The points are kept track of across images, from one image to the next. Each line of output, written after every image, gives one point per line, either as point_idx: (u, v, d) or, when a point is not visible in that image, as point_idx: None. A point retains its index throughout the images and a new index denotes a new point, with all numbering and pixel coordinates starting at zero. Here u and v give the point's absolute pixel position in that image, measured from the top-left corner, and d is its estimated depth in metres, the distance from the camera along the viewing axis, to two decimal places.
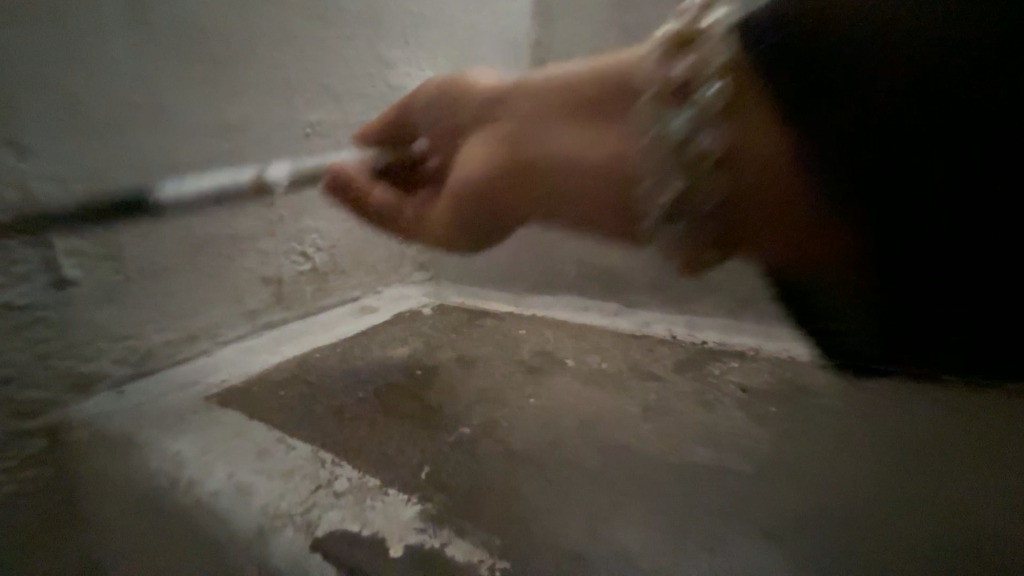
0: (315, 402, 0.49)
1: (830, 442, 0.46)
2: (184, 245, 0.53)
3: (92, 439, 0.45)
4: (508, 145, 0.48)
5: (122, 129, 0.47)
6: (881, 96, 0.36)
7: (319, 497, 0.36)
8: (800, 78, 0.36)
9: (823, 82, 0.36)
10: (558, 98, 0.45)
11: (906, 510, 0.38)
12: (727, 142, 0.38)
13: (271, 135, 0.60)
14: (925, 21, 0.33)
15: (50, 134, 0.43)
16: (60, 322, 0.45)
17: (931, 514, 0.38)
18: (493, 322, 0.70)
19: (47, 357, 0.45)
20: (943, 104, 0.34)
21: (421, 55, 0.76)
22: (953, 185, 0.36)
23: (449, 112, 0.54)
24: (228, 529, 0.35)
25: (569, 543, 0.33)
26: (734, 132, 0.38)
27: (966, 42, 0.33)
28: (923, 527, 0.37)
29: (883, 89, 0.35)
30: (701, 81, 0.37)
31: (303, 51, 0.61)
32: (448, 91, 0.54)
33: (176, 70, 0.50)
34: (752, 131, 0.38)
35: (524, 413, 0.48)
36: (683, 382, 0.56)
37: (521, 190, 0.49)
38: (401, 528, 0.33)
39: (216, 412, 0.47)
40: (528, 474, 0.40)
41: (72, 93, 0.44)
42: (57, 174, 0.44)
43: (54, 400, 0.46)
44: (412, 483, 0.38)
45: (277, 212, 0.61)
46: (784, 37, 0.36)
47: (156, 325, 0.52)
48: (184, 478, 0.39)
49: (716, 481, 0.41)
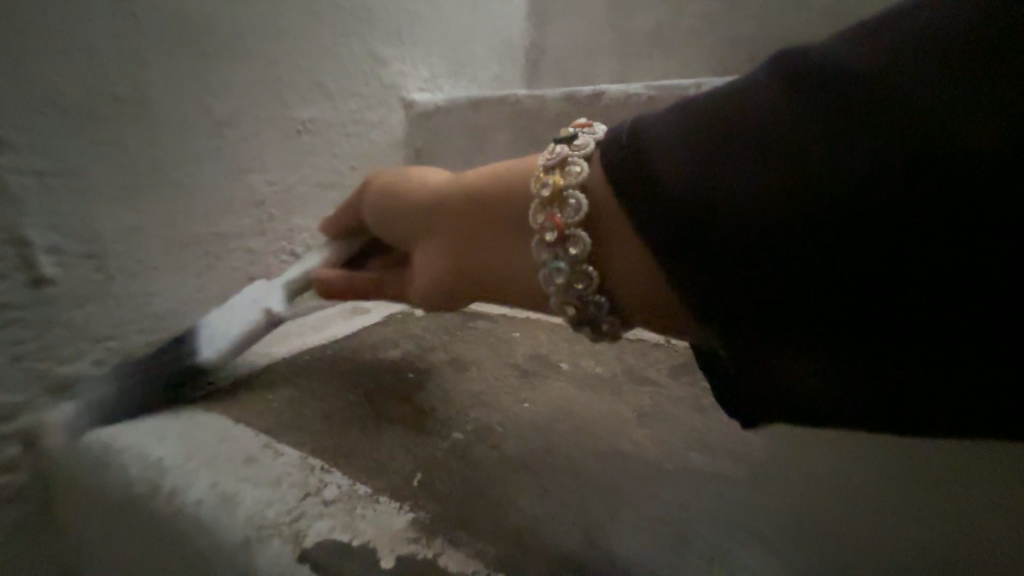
0: (304, 406, 0.47)
1: (824, 448, 0.46)
2: (169, 243, 0.52)
3: (71, 443, 0.43)
4: (457, 266, 0.43)
5: (103, 124, 0.45)
6: (785, 226, 0.27)
7: (308, 506, 0.35)
8: (680, 237, 0.29)
9: (739, 252, 0.28)
10: (489, 215, 0.42)
11: (901, 517, 0.38)
12: (609, 268, 0.34)
13: (261, 132, 0.58)
14: (817, 122, 0.27)
15: (28, 127, 0.41)
16: (37, 322, 0.44)
17: (925, 521, 0.38)
18: (487, 325, 0.69)
19: (22, 359, 0.43)
20: (863, 226, 0.25)
21: (416, 54, 0.75)
22: (962, 309, 0.25)
23: (395, 211, 0.49)
24: (212, 540, 0.34)
25: (566, 553, 0.33)
26: (617, 259, 0.34)
27: (882, 120, 0.25)
28: None
29: (790, 225, 0.27)
30: (568, 229, 0.35)
31: (296, 47, 0.60)
32: (388, 190, 0.51)
33: (163, 63, 0.49)
34: (629, 272, 0.34)
35: (519, 418, 0.47)
36: (677, 387, 0.55)
37: (467, 282, 0.43)
38: (393, 538, 0.32)
39: (200, 416, 0.45)
40: (522, 481, 0.39)
41: (52, 85, 0.42)
42: (36, 168, 0.42)
43: (29, 403, 0.44)
44: (404, 490, 0.37)
45: (266, 211, 0.60)
46: (645, 177, 0.31)
47: (138, 325, 0.51)
48: (166, 486, 0.37)
49: (712, 488, 0.40)
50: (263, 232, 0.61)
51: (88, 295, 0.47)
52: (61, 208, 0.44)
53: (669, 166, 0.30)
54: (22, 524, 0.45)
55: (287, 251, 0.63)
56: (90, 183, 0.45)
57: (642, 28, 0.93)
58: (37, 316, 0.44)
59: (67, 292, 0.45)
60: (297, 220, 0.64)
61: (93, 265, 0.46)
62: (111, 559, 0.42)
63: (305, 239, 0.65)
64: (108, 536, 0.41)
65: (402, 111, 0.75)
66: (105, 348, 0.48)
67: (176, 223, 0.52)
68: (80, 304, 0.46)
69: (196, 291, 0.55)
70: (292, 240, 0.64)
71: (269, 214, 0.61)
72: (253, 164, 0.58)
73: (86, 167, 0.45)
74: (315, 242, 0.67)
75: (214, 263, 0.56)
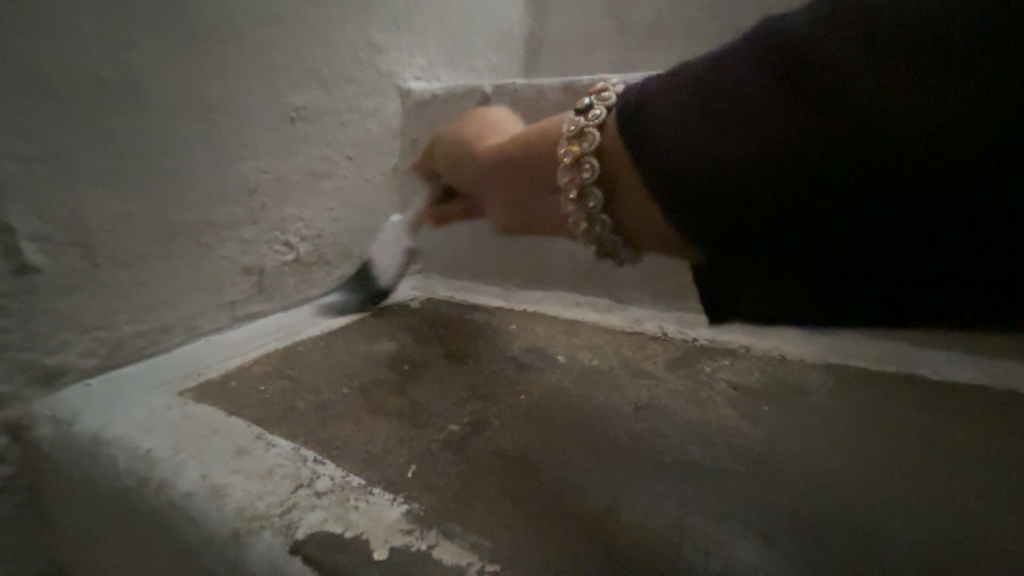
0: (297, 398, 0.47)
1: (820, 441, 0.46)
2: (158, 232, 0.50)
3: (57, 435, 0.43)
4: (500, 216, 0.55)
5: (88, 107, 0.44)
6: (753, 180, 0.35)
7: (299, 498, 0.34)
8: (684, 190, 0.37)
9: (730, 204, 0.36)
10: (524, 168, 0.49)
11: (897, 511, 0.38)
12: (624, 209, 0.42)
13: (254, 118, 0.57)
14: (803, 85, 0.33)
15: (10, 109, 0.40)
16: (21, 311, 0.43)
17: (922, 514, 0.38)
18: (484, 317, 0.69)
19: (6, 349, 0.42)
20: (818, 170, 0.34)
21: (413, 42, 0.74)
22: (903, 214, 0.33)
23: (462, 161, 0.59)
24: (204, 530, 0.33)
25: (561, 545, 0.32)
26: (628, 203, 0.41)
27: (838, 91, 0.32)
28: (914, 528, 0.36)
29: (754, 182, 0.35)
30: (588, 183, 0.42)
31: (290, 32, 0.58)
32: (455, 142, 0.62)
33: (151, 45, 0.47)
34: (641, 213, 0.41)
35: (515, 410, 0.47)
36: (674, 380, 0.55)
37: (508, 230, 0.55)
38: (386, 530, 0.32)
39: (191, 407, 0.44)
40: (519, 473, 0.39)
41: (35, 66, 0.41)
42: (19, 152, 0.41)
43: (14, 394, 0.43)
44: (398, 482, 0.37)
45: (259, 200, 0.59)
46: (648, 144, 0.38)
47: (127, 316, 0.50)
48: (156, 477, 0.37)
49: (709, 481, 0.40)
50: (256, 221, 0.60)
51: (75, 284, 0.45)
52: (46, 193, 0.43)
53: (659, 135, 0.37)
54: (9, 517, 0.44)
55: (281, 242, 0.62)
56: (76, 169, 0.44)
57: (643, 19, 0.91)
58: (22, 305, 0.43)
59: (52, 280, 0.44)
60: (291, 210, 0.63)
61: (79, 253, 0.45)
62: (100, 552, 0.41)
63: (299, 229, 0.64)
64: (97, 528, 0.41)
65: (399, 100, 0.73)
66: (93, 338, 0.47)
67: (165, 211, 0.51)
68: (67, 293, 0.45)
69: (187, 281, 0.54)
70: (286, 230, 0.63)
71: (262, 203, 0.59)
72: (246, 151, 0.57)
73: (71, 152, 0.44)
74: (309, 233, 0.66)
75: (205, 253, 0.55)
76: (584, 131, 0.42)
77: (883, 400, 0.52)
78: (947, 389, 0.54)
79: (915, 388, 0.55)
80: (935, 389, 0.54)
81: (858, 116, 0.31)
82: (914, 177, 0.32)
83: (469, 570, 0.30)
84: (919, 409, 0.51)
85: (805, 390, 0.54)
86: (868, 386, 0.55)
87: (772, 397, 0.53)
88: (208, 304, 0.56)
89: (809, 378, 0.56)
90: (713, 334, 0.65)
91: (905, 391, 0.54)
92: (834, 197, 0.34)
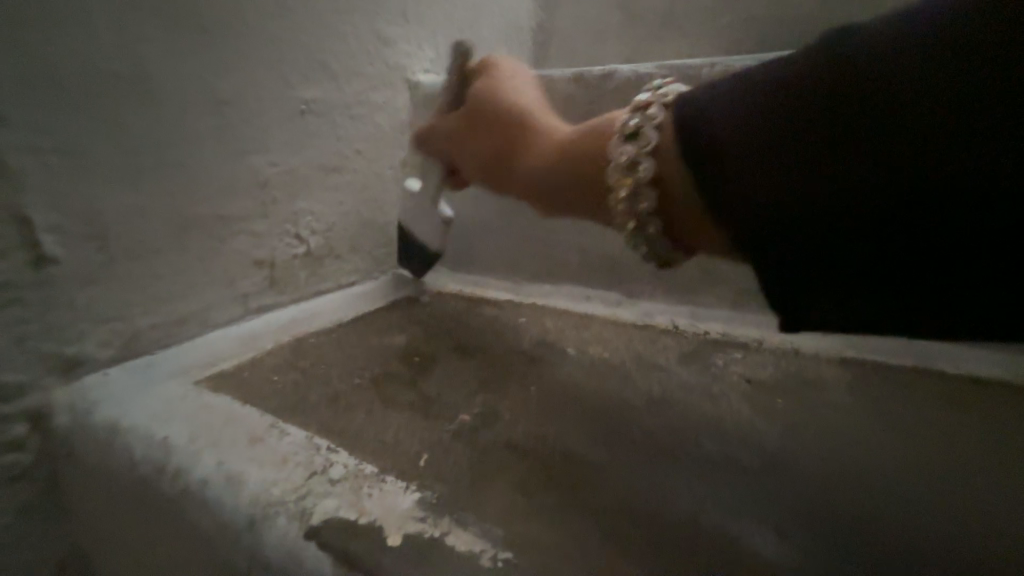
0: (309, 389, 0.47)
1: (835, 434, 0.45)
2: (172, 223, 0.51)
3: (76, 423, 0.43)
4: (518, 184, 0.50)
5: (102, 101, 0.44)
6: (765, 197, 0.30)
7: (314, 485, 0.34)
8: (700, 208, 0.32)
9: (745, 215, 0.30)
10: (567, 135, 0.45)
11: (914, 509, 0.37)
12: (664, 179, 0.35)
13: (264, 111, 0.57)
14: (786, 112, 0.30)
15: (28, 102, 0.41)
16: (40, 303, 0.43)
17: (939, 510, 0.37)
18: (493, 311, 0.69)
19: (25, 339, 0.43)
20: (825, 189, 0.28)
21: (422, 35, 0.73)
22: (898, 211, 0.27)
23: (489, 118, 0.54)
24: (219, 518, 0.34)
25: (574, 538, 0.32)
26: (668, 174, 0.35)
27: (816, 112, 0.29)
28: (933, 525, 0.36)
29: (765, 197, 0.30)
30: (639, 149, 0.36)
31: (300, 25, 0.58)
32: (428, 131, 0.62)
33: (162, 35, 0.47)
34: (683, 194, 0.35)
35: (526, 403, 0.47)
36: (687, 373, 0.54)
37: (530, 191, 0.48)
38: (400, 519, 0.32)
39: (205, 397, 0.45)
40: (530, 466, 0.38)
41: (51, 58, 0.41)
42: (35, 143, 0.42)
43: (33, 383, 0.44)
44: (410, 472, 0.37)
45: (270, 193, 0.59)
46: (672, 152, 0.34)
47: (142, 308, 0.50)
48: (172, 466, 0.37)
49: (724, 474, 0.39)
50: (268, 215, 0.60)
51: (92, 276, 0.46)
52: (62, 185, 0.43)
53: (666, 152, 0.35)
54: (30, 504, 0.45)
55: (292, 235, 0.62)
56: (89, 160, 0.45)
57: (654, 9, 0.89)
58: (38, 295, 0.43)
59: (70, 272, 0.45)
60: (301, 204, 0.63)
61: (96, 245, 0.46)
62: (118, 539, 0.42)
63: (310, 223, 0.64)
64: (115, 516, 0.41)
65: (407, 94, 0.73)
66: (109, 329, 0.48)
67: (179, 203, 0.51)
68: (84, 284, 0.46)
69: (200, 273, 0.54)
70: (296, 224, 0.63)
71: (274, 196, 0.60)
72: (257, 145, 0.57)
73: (83, 144, 0.44)
74: (320, 226, 0.65)
75: (218, 246, 0.55)
76: (639, 129, 0.37)
77: (895, 392, 0.52)
78: (965, 381, 0.53)
79: (935, 382, 0.54)
80: (953, 381, 0.53)
81: (807, 106, 0.29)
82: (898, 156, 0.27)
83: (482, 558, 0.30)
84: (934, 402, 0.50)
85: (821, 385, 0.53)
86: (883, 380, 0.54)
87: (786, 391, 0.52)
88: (223, 296, 0.56)
89: (824, 372, 0.56)
90: (727, 328, 0.64)
91: (920, 385, 0.53)
92: (811, 193, 0.29)
